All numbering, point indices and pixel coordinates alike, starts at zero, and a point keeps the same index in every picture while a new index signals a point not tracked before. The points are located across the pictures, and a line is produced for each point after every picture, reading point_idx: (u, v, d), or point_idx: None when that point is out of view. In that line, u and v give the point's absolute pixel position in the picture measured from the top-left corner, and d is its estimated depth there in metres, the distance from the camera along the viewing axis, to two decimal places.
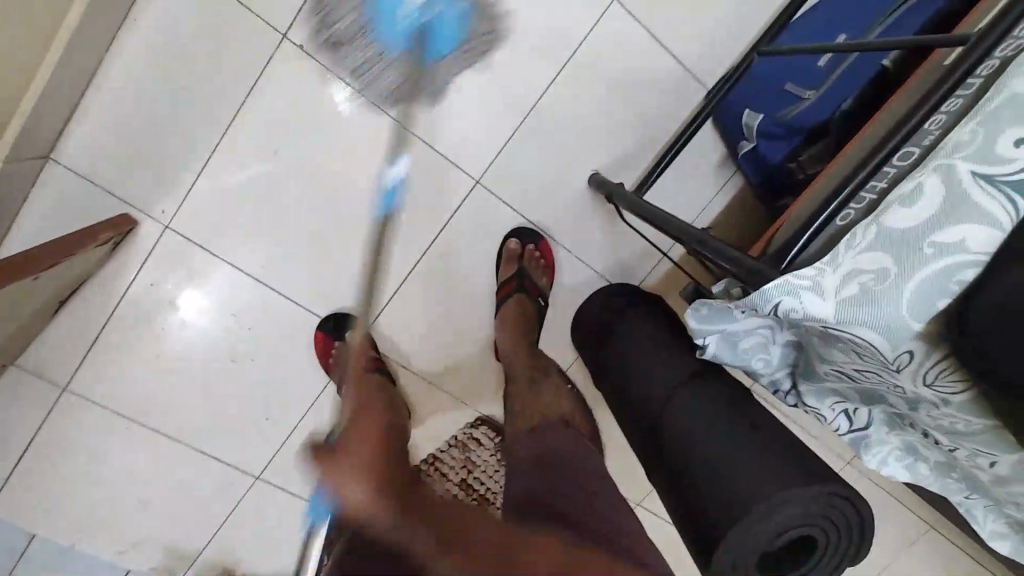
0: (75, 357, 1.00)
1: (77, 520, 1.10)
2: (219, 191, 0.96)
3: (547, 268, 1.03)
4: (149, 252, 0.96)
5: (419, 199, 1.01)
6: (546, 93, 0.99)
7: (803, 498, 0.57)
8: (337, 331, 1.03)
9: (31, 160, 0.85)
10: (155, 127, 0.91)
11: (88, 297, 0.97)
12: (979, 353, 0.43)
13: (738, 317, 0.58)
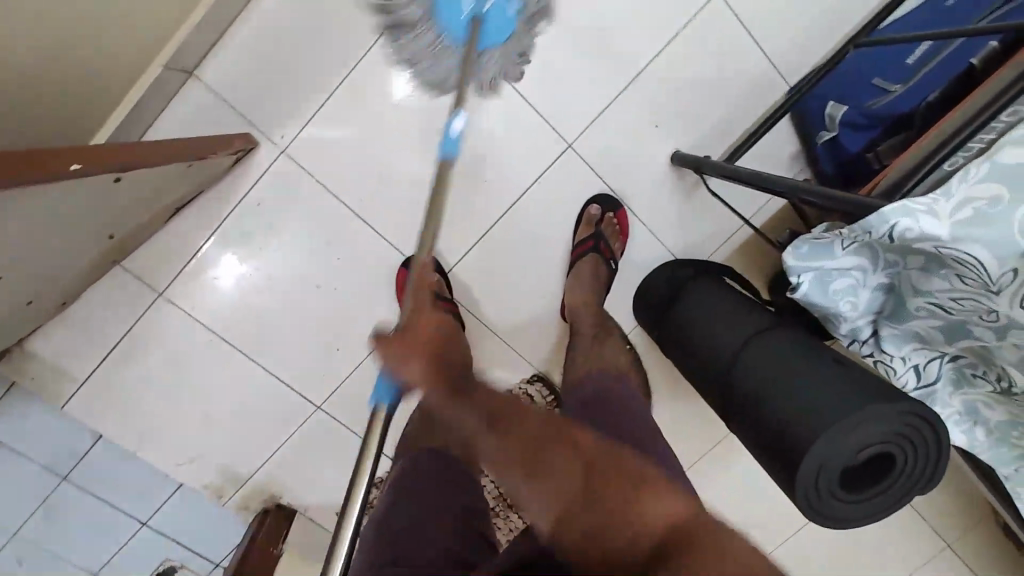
0: (176, 264, 1.08)
1: (142, 428, 1.15)
2: (334, 125, 1.04)
3: (622, 234, 1.10)
4: (263, 173, 1.05)
5: (513, 155, 1.08)
6: (646, 68, 1.06)
7: (881, 416, 0.63)
8: None
9: (177, 72, 0.93)
10: (289, 58, 1.00)
11: (203, 206, 1.06)
12: None
13: (839, 253, 0.65)
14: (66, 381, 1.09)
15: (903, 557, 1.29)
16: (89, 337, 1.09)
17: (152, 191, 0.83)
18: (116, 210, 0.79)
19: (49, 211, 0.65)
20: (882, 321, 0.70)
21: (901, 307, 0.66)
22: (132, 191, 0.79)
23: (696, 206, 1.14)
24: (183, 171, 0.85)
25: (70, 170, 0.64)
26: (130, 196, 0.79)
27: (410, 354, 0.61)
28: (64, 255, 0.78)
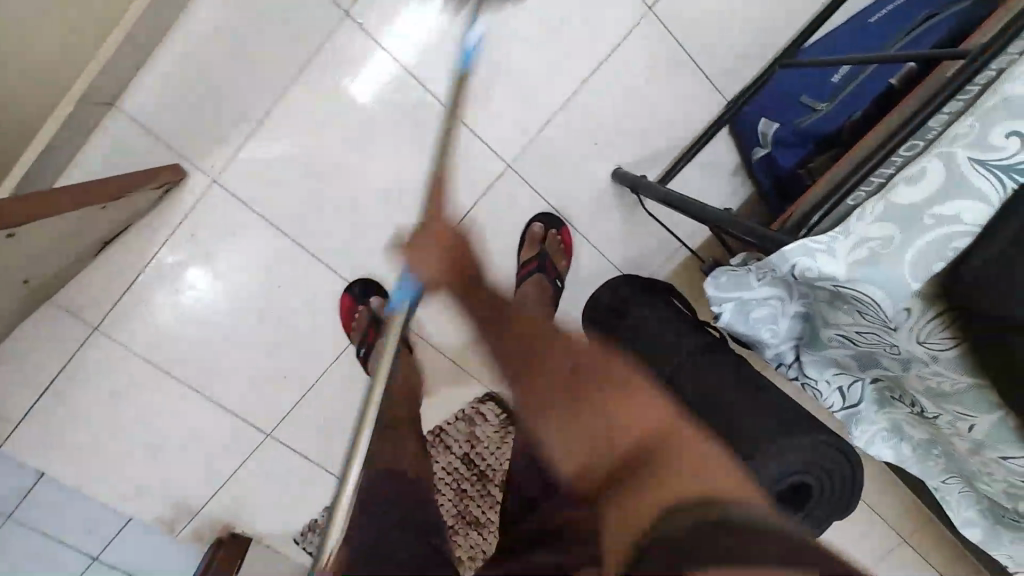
0: (109, 299, 1.05)
1: (83, 464, 1.12)
2: (266, 151, 1.02)
3: (567, 252, 1.10)
4: (193, 205, 1.02)
5: (451, 176, 1.07)
6: (582, 86, 1.05)
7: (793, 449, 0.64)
8: (364, 294, 1.10)
9: (94, 106, 0.90)
10: (215, 85, 0.97)
11: (134, 239, 1.03)
12: (972, 297, 0.50)
13: (754, 285, 0.66)
14: (3, 421, 1.07)
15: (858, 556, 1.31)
16: (24, 375, 1.06)
17: (62, 242, 0.81)
18: (26, 260, 0.77)
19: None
20: (803, 347, 0.71)
21: (816, 337, 0.67)
22: (39, 239, 0.76)
23: (641, 221, 1.13)
24: (90, 220, 0.83)
25: None
26: (37, 250, 0.77)
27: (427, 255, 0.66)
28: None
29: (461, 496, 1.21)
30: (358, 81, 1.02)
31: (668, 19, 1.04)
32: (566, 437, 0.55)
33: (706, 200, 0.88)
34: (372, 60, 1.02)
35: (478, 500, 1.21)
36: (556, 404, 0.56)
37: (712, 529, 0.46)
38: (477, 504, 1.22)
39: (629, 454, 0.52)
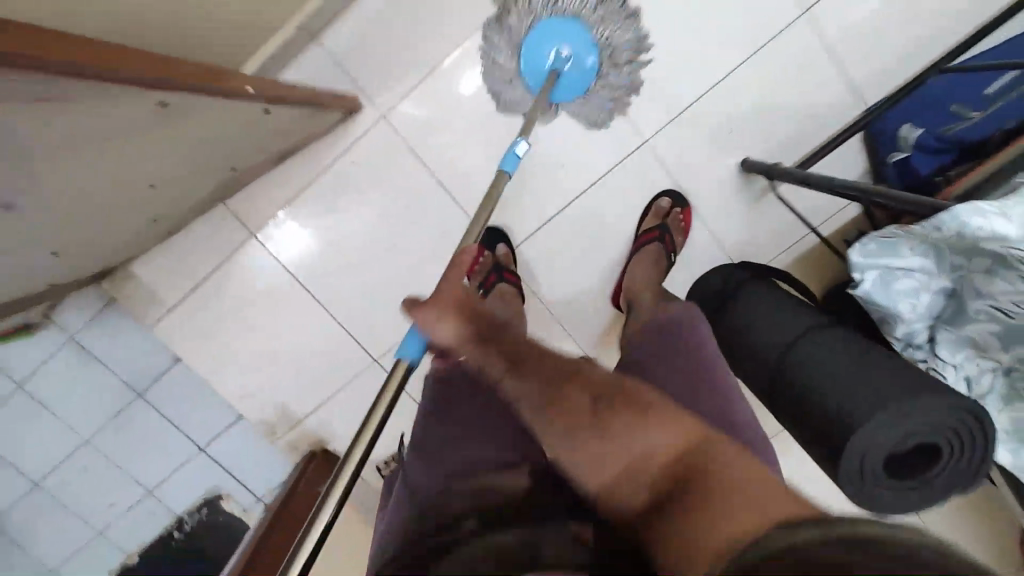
0: (269, 210, 1.18)
1: (216, 356, 1.24)
2: (431, 97, 1.13)
3: (684, 232, 1.15)
4: (359, 137, 1.14)
5: (590, 144, 1.14)
6: (728, 77, 1.11)
7: (921, 411, 0.64)
8: (491, 243, 1.17)
9: (303, 36, 1.04)
10: (400, 33, 1.09)
11: (302, 160, 1.16)
12: None
13: (903, 253, 0.70)
14: (159, 302, 1.20)
15: None
16: (186, 267, 1.19)
17: (276, 137, 0.91)
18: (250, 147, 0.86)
19: (205, 126, 0.73)
20: (939, 326, 0.74)
21: (959, 312, 0.70)
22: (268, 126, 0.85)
23: (761, 214, 1.17)
24: (299, 124, 0.93)
25: (240, 88, 0.70)
26: (258, 137, 0.88)
27: (443, 310, 0.70)
28: (193, 182, 0.87)
29: None
30: None
31: (821, 25, 1.09)
32: (600, 446, 0.55)
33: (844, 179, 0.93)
34: None
35: None
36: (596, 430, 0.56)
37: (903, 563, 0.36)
38: None
39: (684, 462, 0.52)
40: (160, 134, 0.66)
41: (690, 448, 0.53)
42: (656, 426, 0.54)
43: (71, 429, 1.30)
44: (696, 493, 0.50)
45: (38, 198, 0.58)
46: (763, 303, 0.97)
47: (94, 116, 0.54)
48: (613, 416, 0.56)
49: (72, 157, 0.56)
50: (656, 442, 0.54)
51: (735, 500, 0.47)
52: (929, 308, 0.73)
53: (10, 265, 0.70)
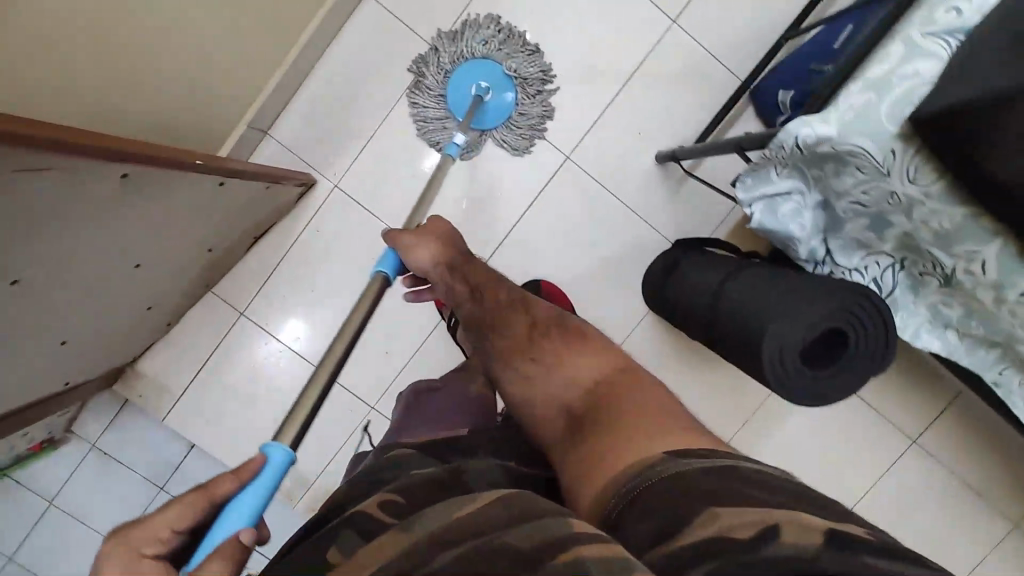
0: (252, 288, 1.31)
1: (225, 434, 1.33)
2: (374, 160, 1.28)
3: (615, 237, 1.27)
4: (319, 206, 1.29)
5: (518, 169, 1.29)
6: (626, 85, 1.27)
7: (821, 299, 0.74)
8: None
9: (256, 132, 1.22)
10: (338, 113, 1.27)
11: (274, 237, 1.30)
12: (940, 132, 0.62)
13: (775, 178, 0.81)
14: (168, 392, 1.32)
15: (933, 509, 1.34)
16: (187, 354, 1.31)
17: (243, 215, 1.04)
18: (217, 228, 1.00)
19: (173, 197, 0.80)
20: (830, 237, 0.83)
21: (836, 218, 0.79)
22: (234, 203, 0.98)
23: (687, 196, 1.29)
24: (263, 194, 1.04)
25: (196, 163, 0.81)
26: (229, 209, 0.97)
27: (422, 251, 0.86)
28: (177, 259, 0.97)
29: None
30: None
31: (690, 28, 1.26)
32: (542, 378, 0.77)
33: (731, 141, 1.04)
34: None
35: None
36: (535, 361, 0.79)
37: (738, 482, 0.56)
38: None
39: (602, 398, 0.73)
40: (133, 199, 0.72)
41: (609, 382, 0.75)
42: (587, 362, 0.78)
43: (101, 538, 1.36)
44: (607, 420, 0.69)
45: (41, 273, 0.67)
46: (694, 266, 1.07)
47: (66, 195, 0.60)
48: (541, 348, 0.80)
49: (60, 229, 0.63)
50: (580, 372, 0.77)
51: (637, 423, 0.67)
52: (815, 223, 0.82)
53: (27, 354, 0.81)
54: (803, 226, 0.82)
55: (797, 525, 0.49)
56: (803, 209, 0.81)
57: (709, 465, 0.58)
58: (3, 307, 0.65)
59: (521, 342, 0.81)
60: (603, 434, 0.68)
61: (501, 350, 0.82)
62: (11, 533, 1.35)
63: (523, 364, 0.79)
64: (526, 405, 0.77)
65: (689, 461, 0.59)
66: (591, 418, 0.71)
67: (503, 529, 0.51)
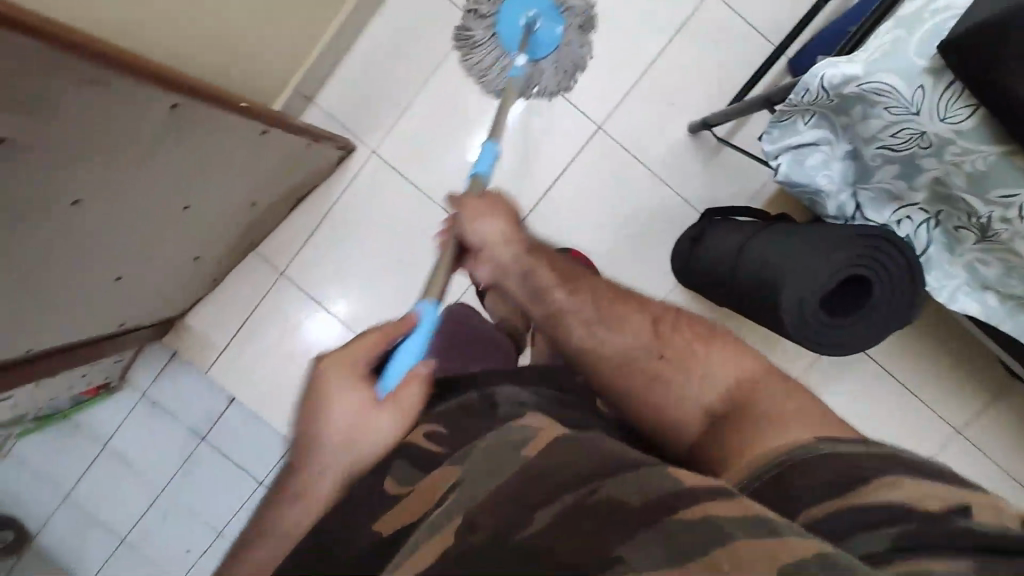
0: (292, 249, 1.37)
1: (261, 389, 1.39)
2: (410, 127, 1.33)
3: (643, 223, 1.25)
4: (357, 172, 1.34)
5: (550, 139, 1.31)
6: (660, 55, 1.27)
7: (840, 248, 0.74)
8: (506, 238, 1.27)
9: (301, 99, 1.29)
10: (378, 82, 1.33)
11: (315, 201, 1.36)
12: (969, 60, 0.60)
13: (801, 128, 0.79)
14: (212, 345, 1.39)
15: None
16: (230, 310, 1.39)
17: (284, 169, 1.09)
18: (260, 180, 1.05)
19: (215, 140, 0.84)
20: (859, 190, 0.81)
21: (865, 168, 0.78)
22: (276, 154, 1.03)
23: (720, 168, 1.28)
24: (302, 149, 1.09)
25: (240, 105, 0.87)
26: (269, 161, 1.02)
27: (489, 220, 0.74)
28: (221, 208, 1.03)
29: None
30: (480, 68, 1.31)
31: None
32: (673, 373, 0.63)
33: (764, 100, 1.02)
34: None
35: None
36: (666, 355, 0.64)
37: (895, 471, 0.51)
38: None
39: (745, 398, 0.61)
40: (182, 133, 0.77)
41: (749, 378, 0.62)
42: (728, 356, 0.64)
43: (147, 483, 1.44)
44: (757, 420, 0.59)
45: (98, 196, 0.72)
46: (720, 231, 1.06)
47: (121, 120, 0.65)
48: (675, 339, 0.65)
49: (114, 150, 0.67)
50: (719, 366, 0.63)
51: (783, 423, 0.58)
52: (844, 176, 0.81)
53: (84, 283, 0.88)
54: (830, 177, 0.81)
55: (991, 509, 0.48)
56: (830, 160, 0.80)
57: (865, 451, 0.53)
58: (66, 225, 0.71)
59: (636, 331, 0.66)
60: (750, 432, 0.58)
61: (620, 338, 0.66)
62: (69, 471, 1.45)
63: (650, 358, 0.64)
64: (660, 406, 0.62)
65: (844, 449, 0.53)
66: (740, 422, 0.59)
67: (599, 478, 0.46)
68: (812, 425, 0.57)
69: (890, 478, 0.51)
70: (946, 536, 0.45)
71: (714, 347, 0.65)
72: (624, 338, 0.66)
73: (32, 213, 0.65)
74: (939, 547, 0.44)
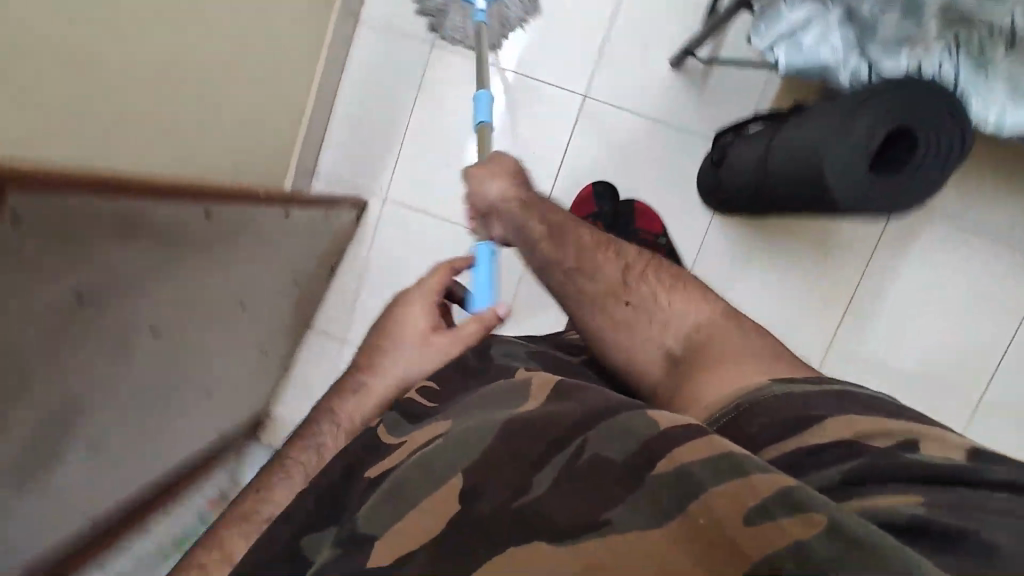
0: (345, 314, 1.41)
1: None
2: (411, 163, 1.36)
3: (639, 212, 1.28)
4: (377, 222, 1.38)
5: (543, 124, 1.31)
6: (619, 7, 1.27)
7: (867, 109, 0.72)
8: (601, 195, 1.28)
9: (304, 175, 1.33)
10: (368, 134, 1.36)
11: (348, 263, 1.40)
12: None
13: (788, 11, 0.77)
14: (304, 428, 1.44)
15: None
16: (308, 391, 1.44)
17: (312, 243, 1.14)
18: (297, 260, 1.10)
19: (248, 238, 0.89)
20: (866, 51, 0.78)
21: (866, 25, 0.76)
22: (303, 229, 1.07)
23: (715, 90, 1.26)
24: (323, 220, 1.14)
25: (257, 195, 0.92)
26: (298, 241, 1.07)
27: (495, 176, 0.80)
28: (272, 297, 1.08)
29: None
30: (454, 85, 1.33)
31: None
32: (641, 317, 0.69)
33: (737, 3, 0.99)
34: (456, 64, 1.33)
35: None
36: (630, 305, 0.69)
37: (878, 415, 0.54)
38: None
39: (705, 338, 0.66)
40: (221, 237, 0.81)
41: (708, 324, 0.67)
42: (689, 304, 0.69)
43: None
44: (709, 359, 0.64)
45: (171, 324, 0.78)
46: (735, 149, 1.07)
47: (171, 238, 0.70)
48: (645, 281, 0.71)
49: (172, 272, 0.72)
50: (687, 315, 0.68)
51: (743, 366, 0.62)
52: (844, 42, 0.78)
53: (179, 407, 0.93)
54: (833, 47, 0.77)
55: (937, 441, 0.51)
56: (827, 30, 0.77)
57: (825, 391, 0.58)
58: (154, 357, 0.77)
59: (612, 280, 0.71)
60: (704, 363, 0.64)
61: (592, 284, 0.71)
62: None
63: (618, 302, 0.70)
64: (620, 339, 0.69)
65: (812, 391, 0.58)
66: (696, 364, 0.65)
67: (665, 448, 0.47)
68: (766, 368, 0.62)
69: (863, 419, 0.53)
70: (906, 475, 0.47)
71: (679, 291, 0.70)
72: (600, 281, 0.71)
73: (123, 355, 0.71)
74: (894, 476, 0.48)
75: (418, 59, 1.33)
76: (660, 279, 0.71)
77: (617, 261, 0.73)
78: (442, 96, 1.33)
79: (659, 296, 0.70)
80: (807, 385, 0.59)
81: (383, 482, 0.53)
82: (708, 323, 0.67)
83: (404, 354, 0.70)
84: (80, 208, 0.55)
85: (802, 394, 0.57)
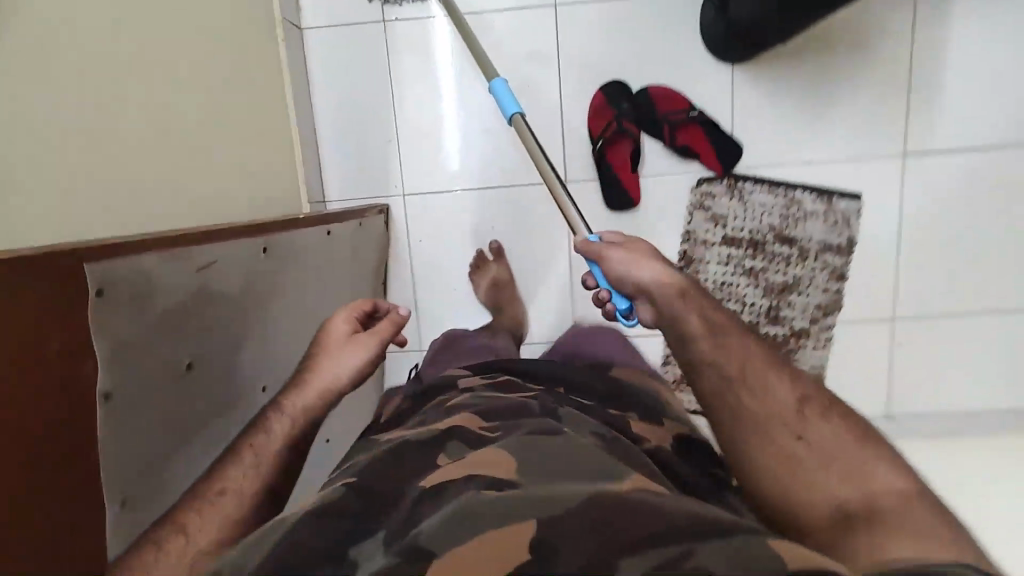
0: (413, 323, 1.38)
1: None
2: (413, 152, 1.31)
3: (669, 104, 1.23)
4: (405, 222, 1.33)
5: (527, 56, 1.25)
6: None
7: None
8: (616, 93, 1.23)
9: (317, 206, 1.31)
10: (360, 141, 1.31)
11: (395, 273, 1.36)
12: None
13: None
14: None
15: None
16: None
17: (359, 254, 1.15)
18: (349, 275, 1.11)
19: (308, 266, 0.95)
20: None
21: None
22: (344, 243, 1.07)
23: None
24: (363, 228, 1.13)
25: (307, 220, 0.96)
26: (346, 254, 1.07)
27: (644, 259, 0.81)
28: None
29: (750, 271, 1.31)
30: (423, 56, 1.27)
31: None
32: (815, 477, 0.61)
33: None
34: (415, 34, 1.26)
35: (766, 263, 1.30)
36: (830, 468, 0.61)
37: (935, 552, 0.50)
38: (772, 271, 1.30)
39: (838, 472, 0.61)
40: (282, 271, 0.89)
41: (883, 490, 0.58)
42: (867, 453, 0.62)
43: None
44: (839, 484, 0.60)
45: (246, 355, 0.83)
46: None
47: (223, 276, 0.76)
48: (812, 421, 0.65)
49: (244, 322, 0.80)
50: (855, 467, 0.61)
51: (859, 495, 0.59)
52: None
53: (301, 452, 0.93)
54: None
55: (914, 542, 0.52)
56: None
57: (912, 539, 0.52)
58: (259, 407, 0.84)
59: (772, 412, 0.67)
60: (844, 510, 0.58)
61: (762, 449, 0.65)
62: None
63: (762, 426, 0.66)
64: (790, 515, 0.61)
65: (912, 547, 0.51)
66: (851, 503, 0.58)
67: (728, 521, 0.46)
68: (868, 489, 0.59)
69: (929, 553, 0.50)
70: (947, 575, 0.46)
71: (829, 429, 0.64)
72: (772, 400, 0.68)
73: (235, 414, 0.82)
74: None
75: (378, 46, 1.27)
76: (845, 449, 0.62)
77: (770, 403, 0.67)
78: (417, 74, 1.28)
79: (824, 462, 0.62)
80: (864, 535, 0.55)
81: (452, 483, 0.56)
82: (850, 467, 0.61)
83: (351, 359, 0.83)
84: (132, 284, 0.60)
85: (902, 534, 0.53)
